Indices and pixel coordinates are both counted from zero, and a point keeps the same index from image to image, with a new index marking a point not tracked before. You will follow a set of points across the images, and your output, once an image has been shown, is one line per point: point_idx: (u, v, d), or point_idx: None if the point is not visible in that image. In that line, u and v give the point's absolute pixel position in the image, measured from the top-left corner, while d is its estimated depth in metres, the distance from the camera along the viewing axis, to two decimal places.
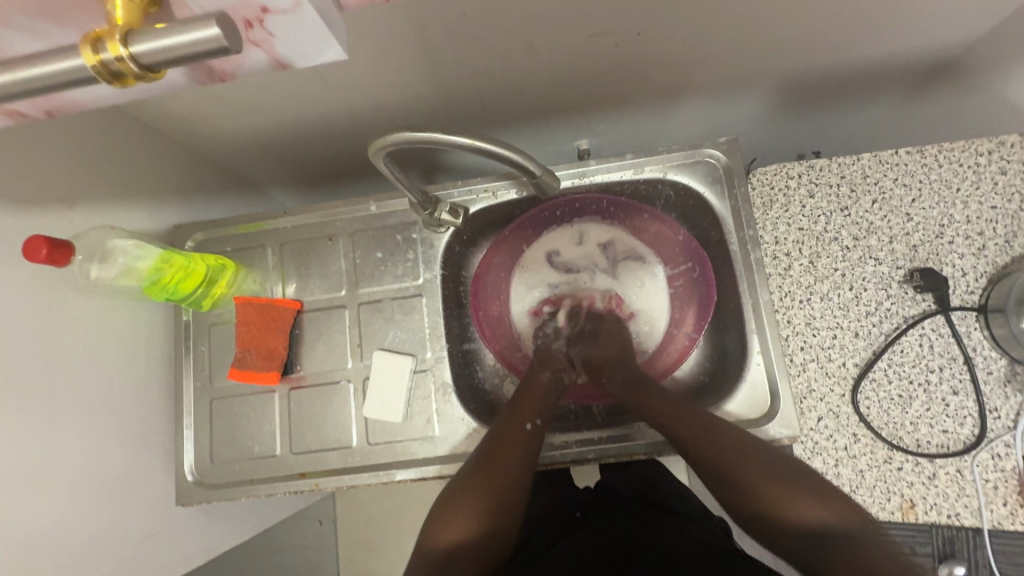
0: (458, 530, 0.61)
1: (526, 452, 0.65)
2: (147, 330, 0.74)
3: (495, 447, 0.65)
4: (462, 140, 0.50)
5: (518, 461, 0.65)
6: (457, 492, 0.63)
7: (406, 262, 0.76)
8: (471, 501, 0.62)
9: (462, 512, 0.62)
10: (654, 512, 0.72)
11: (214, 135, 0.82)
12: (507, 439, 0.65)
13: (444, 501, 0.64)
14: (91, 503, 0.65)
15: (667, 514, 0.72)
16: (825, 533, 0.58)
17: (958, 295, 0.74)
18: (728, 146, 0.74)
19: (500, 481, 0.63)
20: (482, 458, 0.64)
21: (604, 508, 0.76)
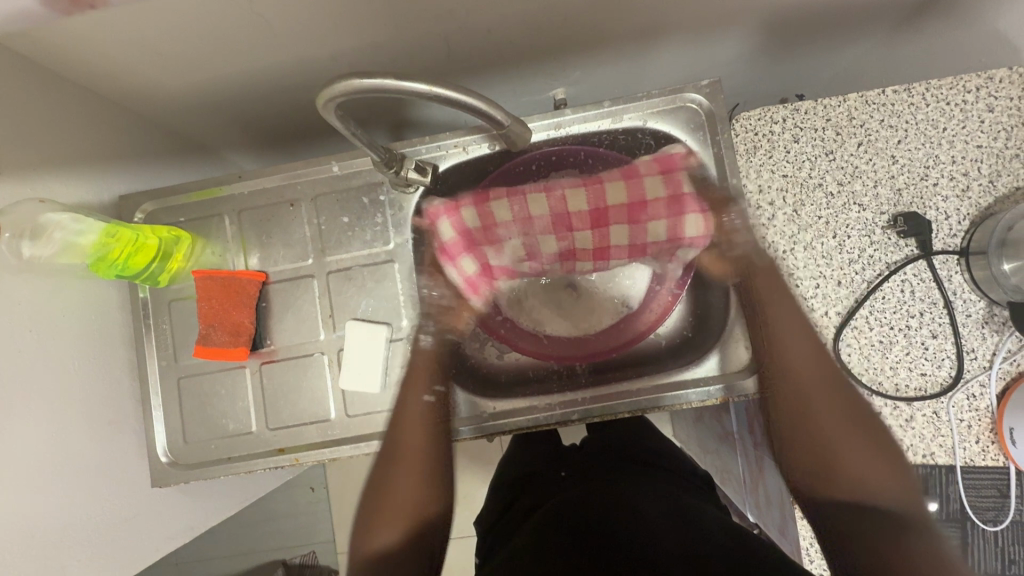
0: (388, 525, 0.61)
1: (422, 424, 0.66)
2: (102, 309, 0.70)
3: (401, 426, 0.66)
4: (420, 87, 0.45)
5: (431, 437, 0.66)
6: (379, 484, 0.64)
7: (375, 227, 0.72)
8: (393, 494, 0.63)
9: (393, 501, 0.63)
10: (642, 469, 0.72)
11: (153, 93, 0.75)
12: (410, 415, 0.66)
13: (372, 504, 0.63)
14: (61, 491, 0.62)
15: (654, 472, 0.72)
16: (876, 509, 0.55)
17: (941, 239, 0.73)
18: (710, 89, 0.70)
19: (410, 463, 0.64)
20: (394, 441, 0.66)
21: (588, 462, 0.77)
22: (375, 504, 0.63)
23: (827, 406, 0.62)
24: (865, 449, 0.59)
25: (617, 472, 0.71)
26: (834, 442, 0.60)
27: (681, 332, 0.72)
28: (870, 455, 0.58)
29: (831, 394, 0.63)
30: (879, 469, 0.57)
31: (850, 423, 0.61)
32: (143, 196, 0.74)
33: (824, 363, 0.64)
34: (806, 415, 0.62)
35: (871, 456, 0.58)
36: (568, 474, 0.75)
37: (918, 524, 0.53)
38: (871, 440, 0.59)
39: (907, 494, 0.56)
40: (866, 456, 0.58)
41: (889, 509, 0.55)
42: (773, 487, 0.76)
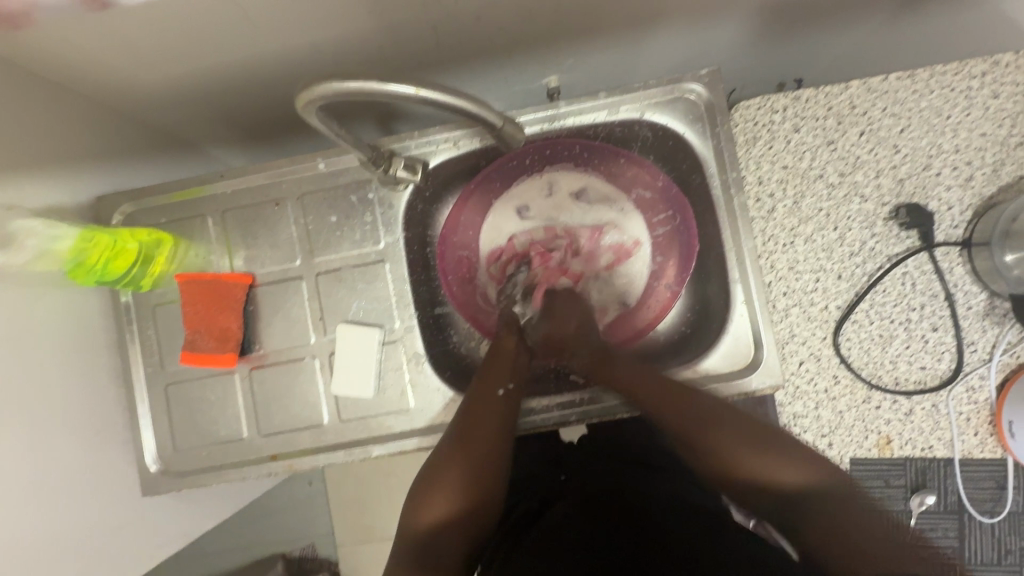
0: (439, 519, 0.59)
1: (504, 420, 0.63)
2: (83, 315, 0.67)
3: (469, 422, 0.62)
4: (406, 88, 0.43)
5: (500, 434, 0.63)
6: (430, 476, 0.61)
7: (365, 226, 0.70)
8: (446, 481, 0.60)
9: (444, 495, 0.60)
10: (644, 477, 0.71)
11: (129, 87, 0.71)
12: (485, 412, 0.63)
13: (425, 480, 0.61)
14: (47, 505, 0.61)
15: (655, 478, 0.70)
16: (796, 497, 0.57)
17: (943, 230, 0.72)
18: (710, 78, 0.68)
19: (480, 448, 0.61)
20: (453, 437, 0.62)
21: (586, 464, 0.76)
22: (428, 494, 0.60)
23: (721, 432, 0.60)
24: (765, 455, 0.58)
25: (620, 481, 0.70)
26: (739, 463, 0.59)
27: (679, 329, 0.71)
28: (771, 460, 0.58)
29: (705, 424, 0.60)
30: (782, 467, 0.58)
31: (743, 437, 0.59)
32: (120, 197, 0.71)
33: (685, 393, 0.62)
34: (698, 440, 0.61)
35: (776, 461, 0.58)
36: (569, 480, 0.73)
37: (837, 500, 0.56)
38: (771, 445, 0.59)
39: (812, 478, 0.57)
40: (761, 463, 0.58)
41: (806, 508, 0.56)
42: None
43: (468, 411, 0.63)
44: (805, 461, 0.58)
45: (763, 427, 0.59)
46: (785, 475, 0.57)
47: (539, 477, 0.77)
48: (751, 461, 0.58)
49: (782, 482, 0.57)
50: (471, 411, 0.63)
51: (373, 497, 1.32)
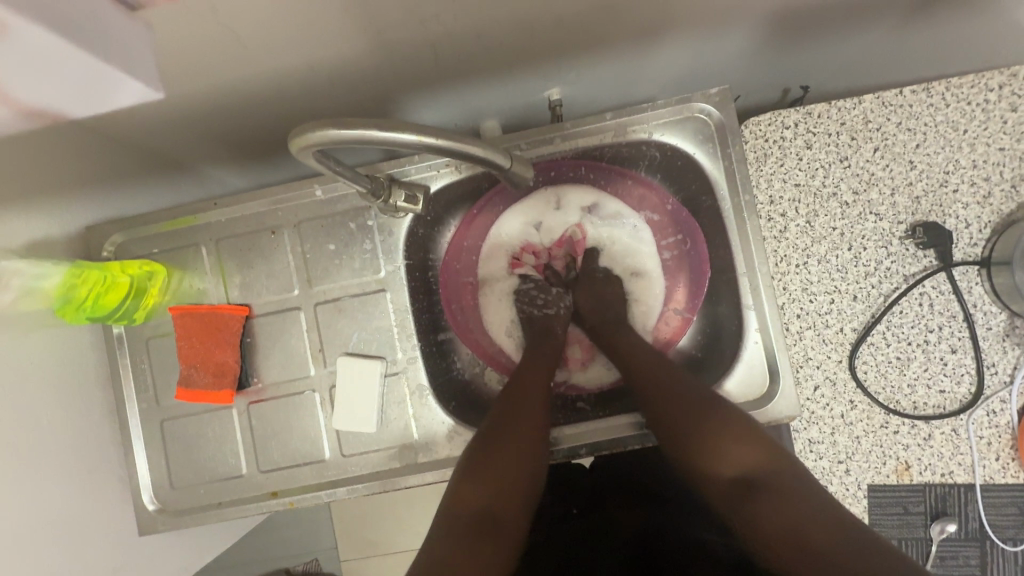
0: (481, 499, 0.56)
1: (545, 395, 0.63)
2: (74, 352, 0.65)
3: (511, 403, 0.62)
4: (408, 137, 0.41)
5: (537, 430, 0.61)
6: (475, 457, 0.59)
7: (364, 253, 0.67)
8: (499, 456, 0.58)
9: (492, 478, 0.57)
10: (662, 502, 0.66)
11: (118, 114, 0.69)
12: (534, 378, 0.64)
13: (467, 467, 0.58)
14: (40, 554, 0.58)
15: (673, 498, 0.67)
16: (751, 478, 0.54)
17: (960, 249, 0.70)
18: (720, 97, 0.65)
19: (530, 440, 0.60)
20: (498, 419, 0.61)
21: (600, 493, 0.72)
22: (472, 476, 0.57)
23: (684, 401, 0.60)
24: (736, 438, 0.57)
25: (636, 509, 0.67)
26: (698, 440, 0.58)
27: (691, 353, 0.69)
28: (727, 441, 0.57)
29: (679, 391, 0.61)
30: (743, 452, 0.56)
31: (700, 414, 0.59)
32: (110, 227, 0.69)
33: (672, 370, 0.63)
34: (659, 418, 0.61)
35: (732, 444, 0.56)
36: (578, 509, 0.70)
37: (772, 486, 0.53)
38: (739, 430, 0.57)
39: (763, 461, 0.55)
40: (716, 441, 0.57)
41: (758, 487, 0.53)
42: None
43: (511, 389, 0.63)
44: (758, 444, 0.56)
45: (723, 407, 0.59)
46: (734, 456, 0.56)
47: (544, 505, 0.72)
48: (708, 435, 0.57)
49: (734, 465, 0.55)
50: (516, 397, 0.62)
51: (378, 511, 1.30)
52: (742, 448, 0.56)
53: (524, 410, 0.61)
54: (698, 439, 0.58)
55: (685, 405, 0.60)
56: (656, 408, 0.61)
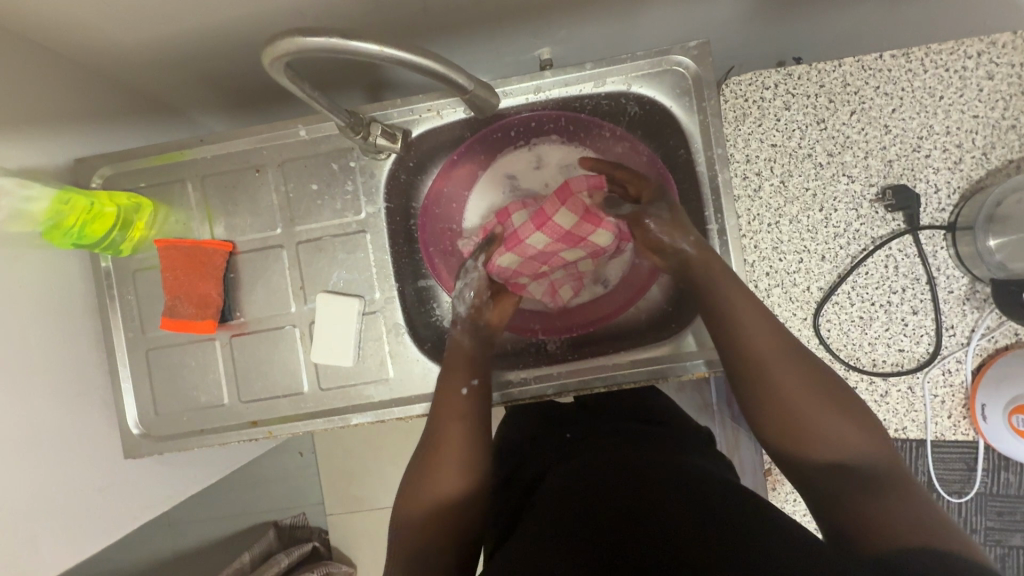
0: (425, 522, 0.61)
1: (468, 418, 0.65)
2: (65, 278, 0.67)
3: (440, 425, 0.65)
4: (368, 47, 0.42)
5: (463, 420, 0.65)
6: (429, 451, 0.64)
7: (346, 195, 0.69)
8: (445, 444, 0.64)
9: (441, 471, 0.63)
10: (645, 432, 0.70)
11: (112, 49, 0.69)
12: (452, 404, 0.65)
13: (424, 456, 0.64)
14: (28, 462, 0.61)
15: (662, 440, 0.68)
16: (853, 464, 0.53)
17: (928, 214, 0.72)
18: (699, 52, 0.66)
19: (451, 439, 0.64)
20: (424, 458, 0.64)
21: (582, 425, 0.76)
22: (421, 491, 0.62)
23: (788, 381, 0.57)
24: (822, 412, 0.56)
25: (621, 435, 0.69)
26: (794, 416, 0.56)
27: (660, 305, 0.71)
28: (837, 420, 0.55)
29: (794, 372, 0.58)
30: (848, 430, 0.55)
31: (808, 388, 0.57)
32: (99, 159, 0.70)
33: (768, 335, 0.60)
34: (762, 396, 0.58)
35: (834, 425, 0.55)
36: (571, 444, 0.71)
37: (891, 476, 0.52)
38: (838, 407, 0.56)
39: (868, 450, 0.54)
40: (827, 424, 0.55)
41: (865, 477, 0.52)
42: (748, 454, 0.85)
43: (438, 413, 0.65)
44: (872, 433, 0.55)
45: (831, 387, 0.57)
46: (844, 439, 0.54)
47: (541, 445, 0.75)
48: (821, 416, 0.55)
49: (845, 442, 0.54)
50: (444, 423, 0.65)
51: (367, 471, 1.31)
52: (845, 429, 0.55)
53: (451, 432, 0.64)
54: (786, 397, 0.57)
55: (790, 374, 0.58)
56: (756, 370, 0.59)
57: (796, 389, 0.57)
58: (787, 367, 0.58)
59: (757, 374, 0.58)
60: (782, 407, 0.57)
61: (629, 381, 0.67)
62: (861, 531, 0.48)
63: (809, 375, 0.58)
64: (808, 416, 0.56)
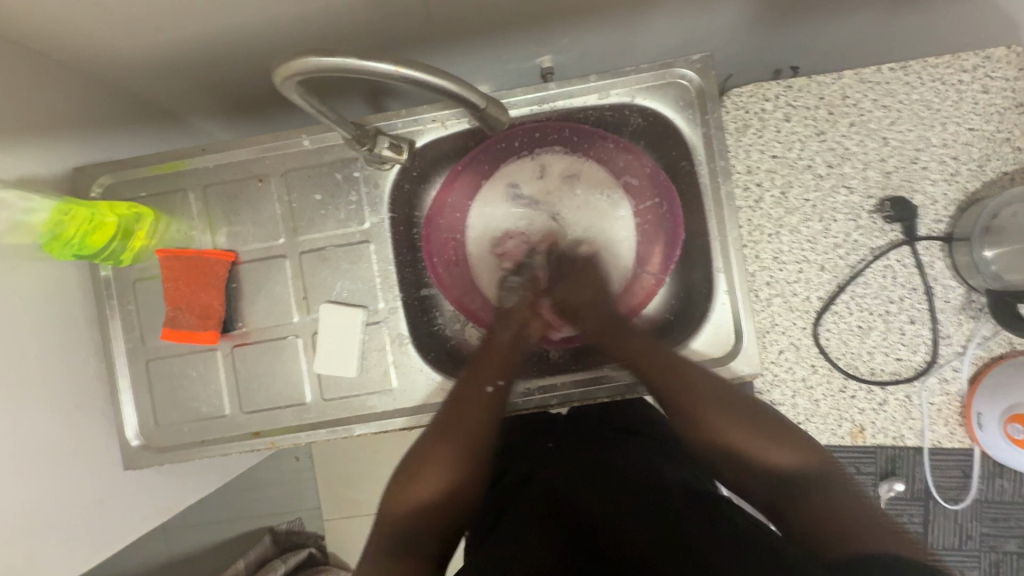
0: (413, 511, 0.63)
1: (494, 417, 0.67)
2: (64, 288, 0.66)
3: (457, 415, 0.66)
4: (384, 67, 0.41)
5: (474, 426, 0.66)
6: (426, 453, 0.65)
7: (349, 205, 0.69)
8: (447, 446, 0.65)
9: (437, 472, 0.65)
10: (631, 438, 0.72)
11: (112, 56, 0.69)
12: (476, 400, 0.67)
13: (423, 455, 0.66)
14: (26, 476, 0.61)
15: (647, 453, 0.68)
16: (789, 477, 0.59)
17: (925, 224, 0.73)
18: (702, 64, 0.67)
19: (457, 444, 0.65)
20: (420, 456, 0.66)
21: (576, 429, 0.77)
22: (415, 481, 0.64)
23: (726, 416, 0.63)
24: (752, 441, 0.61)
25: (604, 438, 0.72)
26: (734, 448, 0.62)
27: (663, 316, 0.71)
28: (769, 444, 0.61)
29: (724, 416, 0.63)
30: (775, 447, 0.61)
31: (742, 421, 0.62)
32: (99, 168, 0.70)
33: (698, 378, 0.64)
34: (707, 434, 0.63)
35: (770, 444, 0.61)
36: (560, 451, 0.71)
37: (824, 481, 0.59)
38: (771, 428, 0.62)
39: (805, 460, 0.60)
40: (763, 446, 0.61)
41: (804, 486, 0.59)
42: None
43: (456, 408, 0.66)
44: (802, 445, 0.61)
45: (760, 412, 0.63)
46: (780, 458, 0.60)
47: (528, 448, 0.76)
48: (758, 442, 0.61)
49: (777, 462, 0.60)
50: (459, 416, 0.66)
51: (365, 477, 1.30)
52: (778, 452, 0.61)
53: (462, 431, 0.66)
54: (728, 432, 0.62)
55: (724, 412, 0.63)
56: (694, 411, 0.63)
57: (732, 425, 0.62)
58: (720, 405, 0.63)
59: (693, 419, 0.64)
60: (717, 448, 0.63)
61: (631, 390, 0.67)
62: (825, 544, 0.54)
63: (742, 406, 0.63)
64: (746, 445, 0.61)
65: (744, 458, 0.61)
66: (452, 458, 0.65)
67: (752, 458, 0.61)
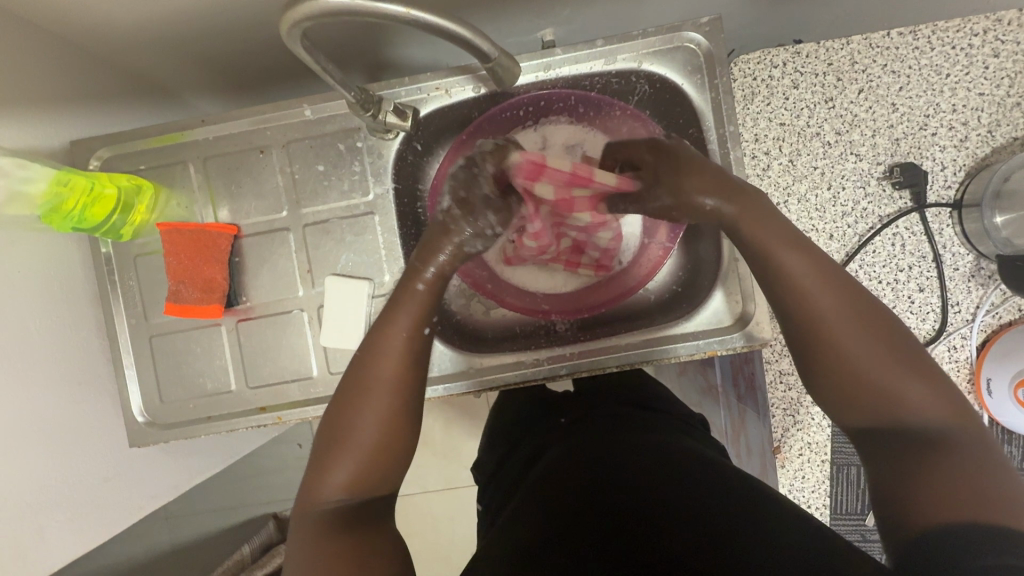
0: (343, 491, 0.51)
1: (404, 370, 0.55)
2: (65, 264, 0.65)
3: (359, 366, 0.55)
4: (393, 9, 0.40)
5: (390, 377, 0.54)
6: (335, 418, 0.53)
7: (353, 176, 0.68)
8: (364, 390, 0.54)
9: (345, 449, 0.52)
10: (644, 414, 0.69)
11: (102, 25, 0.66)
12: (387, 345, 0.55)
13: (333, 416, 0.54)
14: (30, 453, 0.60)
15: (657, 428, 0.65)
16: (913, 421, 0.46)
17: (935, 191, 0.72)
18: (710, 28, 0.65)
19: (380, 393, 0.54)
20: (331, 423, 0.53)
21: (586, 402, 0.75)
22: (333, 465, 0.51)
23: (856, 319, 0.49)
24: (889, 363, 0.47)
25: (613, 415, 0.69)
26: (851, 358, 0.48)
27: (670, 286, 0.70)
28: (910, 376, 0.47)
29: (861, 331, 0.49)
30: (912, 385, 0.46)
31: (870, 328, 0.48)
32: (97, 141, 0.68)
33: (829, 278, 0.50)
34: (825, 339, 0.49)
35: (905, 375, 0.47)
36: (570, 428, 0.68)
37: (956, 439, 0.45)
38: (904, 349, 0.48)
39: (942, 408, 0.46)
40: (894, 371, 0.47)
41: (928, 434, 0.45)
42: (756, 436, 0.81)
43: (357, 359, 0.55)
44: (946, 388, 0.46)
45: (895, 329, 0.49)
46: (914, 394, 0.46)
47: (537, 424, 0.74)
48: (890, 363, 0.47)
49: (912, 402, 0.46)
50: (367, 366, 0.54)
51: None
52: (916, 388, 0.46)
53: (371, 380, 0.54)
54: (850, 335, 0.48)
55: (852, 317, 0.49)
56: (811, 312, 0.50)
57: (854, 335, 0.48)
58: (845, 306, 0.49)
59: (825, 334, 0.49)
60: (839, 371, 0.49)
61: (639, 359, 0.67)
62: (900, 504, 0.44)
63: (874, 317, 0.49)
64: (878, 374, 0.47)
65: (867, 375, 0.48)
66: (368, 419, 0.53)
67: (881, 377, 0.47)
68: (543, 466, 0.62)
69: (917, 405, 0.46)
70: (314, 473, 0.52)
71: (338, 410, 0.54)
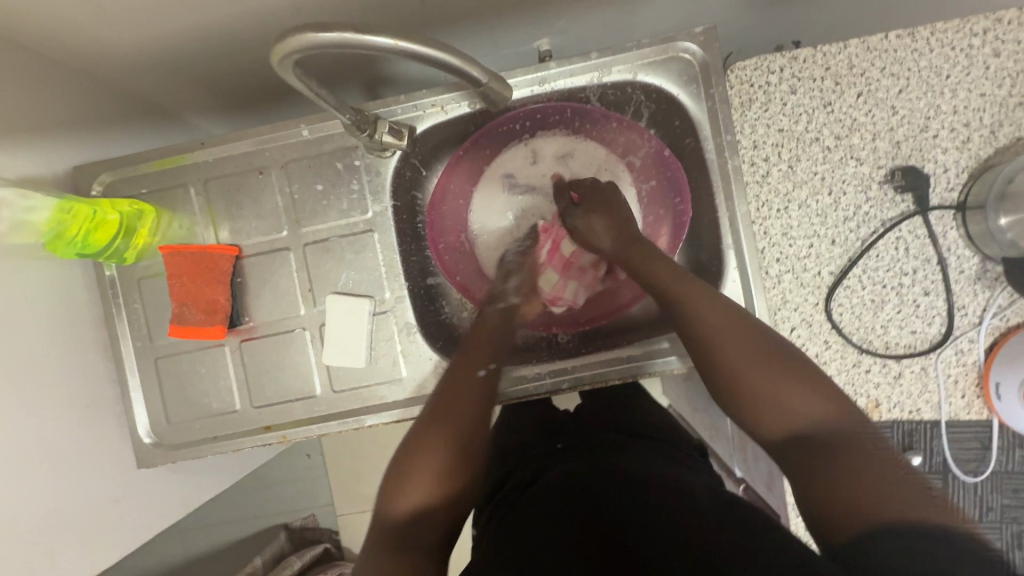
0: (406, 513, 0.55)
1: (477, 403, 0.62)
2: (69, 289, 0.66)
3: (444, 406, 0.61)
4: (383, 40, 0.41)
5: (466, 408, 0.62)
6: (406, 458, 0.58)
7: (352, 195, 0.68)
8: (444, 423, 0.60)
9: (415, 484, 0.56)
10: (643, 444, 0.66)
11: (99, 50, 0.66)
12: (461, 379, 0.63)
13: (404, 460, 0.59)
14: (41, 477, 0.61)
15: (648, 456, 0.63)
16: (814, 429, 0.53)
17: (937, 194, 0.71)
18: (705, 37, 0.65)
19: (453, 426, 0.60)
20: (403, 458, 0.59)
21: (581, 430, 0.72)
22: (404, 480, 0.57)
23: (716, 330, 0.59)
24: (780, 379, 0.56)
25: (613, 443, 0.67)
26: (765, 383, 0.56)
27: None
28: (790, 388, 0.55)
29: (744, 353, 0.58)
30: (806, 396, 0.55)
31: (750, 346, 0.58)
32: (99, 166, 0.69)
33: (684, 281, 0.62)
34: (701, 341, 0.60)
35: (793, 384, 0.55)
36: (565, 453, 0.67)
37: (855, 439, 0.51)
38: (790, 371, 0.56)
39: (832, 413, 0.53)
40: (783, 387, 0.55)
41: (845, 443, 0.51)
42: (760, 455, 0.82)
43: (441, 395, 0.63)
44: (832, 397, 0.54)
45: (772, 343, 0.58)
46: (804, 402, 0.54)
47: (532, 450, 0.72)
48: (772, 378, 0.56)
49: (798, 408, 0.54)
50: (456, 398, 0.62)
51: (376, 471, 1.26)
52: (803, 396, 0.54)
53: (453, 421, 0.60)
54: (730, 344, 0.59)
55: (732, 327, 0.59)
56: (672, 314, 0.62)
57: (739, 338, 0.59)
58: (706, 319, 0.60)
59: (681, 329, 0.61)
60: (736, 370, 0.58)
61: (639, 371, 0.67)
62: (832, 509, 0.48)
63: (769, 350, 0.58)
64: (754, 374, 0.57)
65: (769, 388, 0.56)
66: (437, 451, 0.58)
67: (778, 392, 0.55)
68: (540, 491, 0.61)
69: (804, 412, 0.54)
70: (387, 486, 0.57)
71: (405, 459, 0.59)
